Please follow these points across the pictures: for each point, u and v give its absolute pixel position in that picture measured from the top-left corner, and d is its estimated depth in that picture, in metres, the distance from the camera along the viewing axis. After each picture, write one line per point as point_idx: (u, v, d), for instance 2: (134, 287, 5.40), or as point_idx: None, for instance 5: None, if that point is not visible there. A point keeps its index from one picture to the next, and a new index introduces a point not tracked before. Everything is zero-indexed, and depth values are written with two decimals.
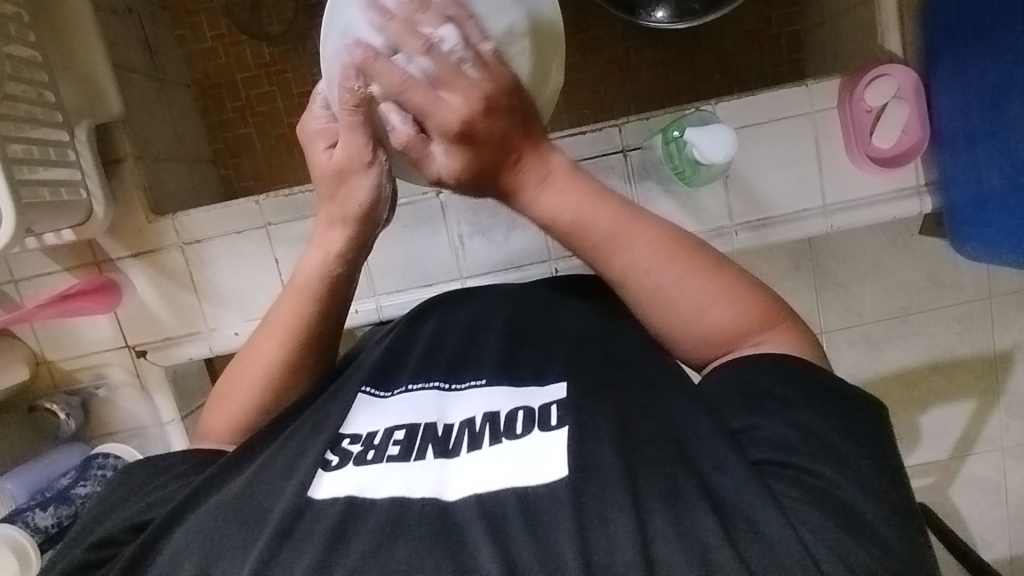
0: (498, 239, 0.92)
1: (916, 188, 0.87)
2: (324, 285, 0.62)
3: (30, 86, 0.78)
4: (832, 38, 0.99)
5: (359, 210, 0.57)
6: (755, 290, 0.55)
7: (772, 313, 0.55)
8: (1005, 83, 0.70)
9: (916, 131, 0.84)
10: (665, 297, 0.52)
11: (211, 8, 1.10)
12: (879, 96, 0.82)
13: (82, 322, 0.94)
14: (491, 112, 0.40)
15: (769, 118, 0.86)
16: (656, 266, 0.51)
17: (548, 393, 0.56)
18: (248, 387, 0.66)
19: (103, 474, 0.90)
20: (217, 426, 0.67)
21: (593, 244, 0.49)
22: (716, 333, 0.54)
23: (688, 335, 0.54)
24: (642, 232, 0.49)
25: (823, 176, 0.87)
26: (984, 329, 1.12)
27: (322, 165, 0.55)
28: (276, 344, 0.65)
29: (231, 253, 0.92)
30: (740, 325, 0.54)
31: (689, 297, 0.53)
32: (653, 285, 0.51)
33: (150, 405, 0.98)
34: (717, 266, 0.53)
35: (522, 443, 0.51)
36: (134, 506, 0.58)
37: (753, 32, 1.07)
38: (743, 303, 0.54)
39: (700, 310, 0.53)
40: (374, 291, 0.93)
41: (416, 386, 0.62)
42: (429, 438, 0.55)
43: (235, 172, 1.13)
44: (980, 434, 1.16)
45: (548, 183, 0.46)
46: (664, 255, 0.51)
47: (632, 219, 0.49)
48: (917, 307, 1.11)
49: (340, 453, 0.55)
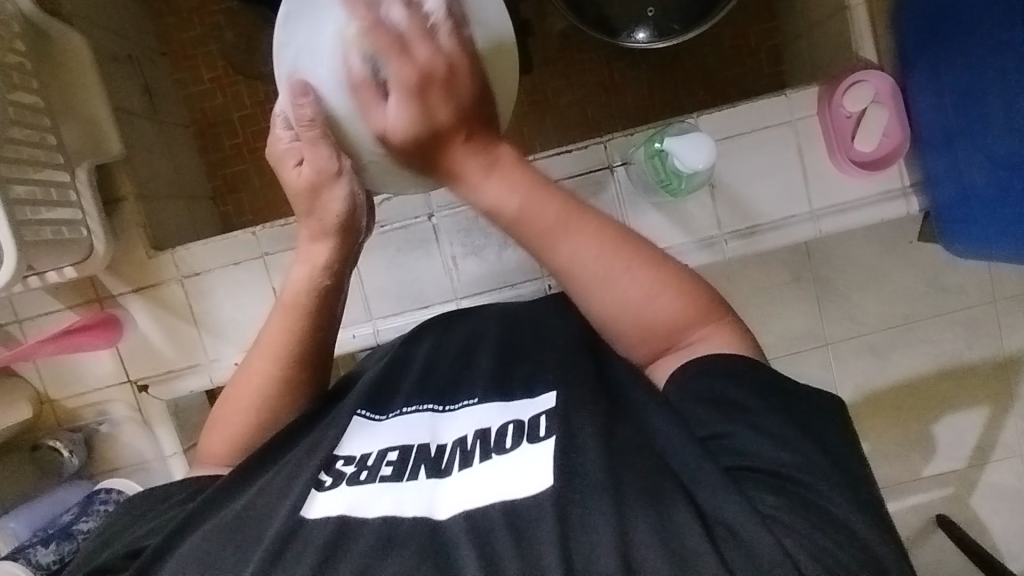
0: (491, 259, 0.93)
1: (899, 190, 0.88)
2: (312, 299, 0.64)
3: (33, 131, 0.81)
4: (810, 50, 1.01)
5: (338, 220, 0.59)
6: (697, 287, 0.56)
7: (712, 307, 0.56)
8: (979, 82, 0.72)
9: (897, 135, 0.85)
10: (604, 284, 0.52)
11: (208, 52, 1.14)
12: (857, 102, 0.84)
13: (84, 358, 0.95)
14: (434, 85, 0.41)
15: (751, 128, 0.87)
16: (600, 256, 0.51)
17: (538, 405, 0.57)
18: (243, 405, 0.67)
19: (105, 508, 0.90)
20: (216, 449, 0.68)
21: (535, 234, 0.49)
22: (660, 327, 0.55)
23: (626, 325, 0.54)
24: (585, 223, 0.50)
25: (808, 181, 0.88)
26: (990, 334, 1.11)
27: (294, 184, 0.57)
28: (269, 362, 0.66)
29: (228, 285, 0.93)
30: (683, 319, 0.55)
31: (625, 285, 0.53)
32: (592, 273, 0.51)
33: (152, 440, 0.99)
34: (655, 260, 0.54)
35: (512, 455, 0.51)
36: (134, 533, 0.59)
37: (733, 48, 1.10)
38: (680, 300, 0.54)
39: (636, 300, 0.53)
40: (370, 316, 0.94)
41: (410, 408, 0.62)
42: (422, 459, 0.55)
43: (234, 207, 1.16)
44: (996, 441, 1.14)
45: (492, 172, 0.46)
46: (607, 246, 0.51)
47: (577, 212, 0.49)
48: (920, 314, 1.10)
49: (333, 474, 0.55)
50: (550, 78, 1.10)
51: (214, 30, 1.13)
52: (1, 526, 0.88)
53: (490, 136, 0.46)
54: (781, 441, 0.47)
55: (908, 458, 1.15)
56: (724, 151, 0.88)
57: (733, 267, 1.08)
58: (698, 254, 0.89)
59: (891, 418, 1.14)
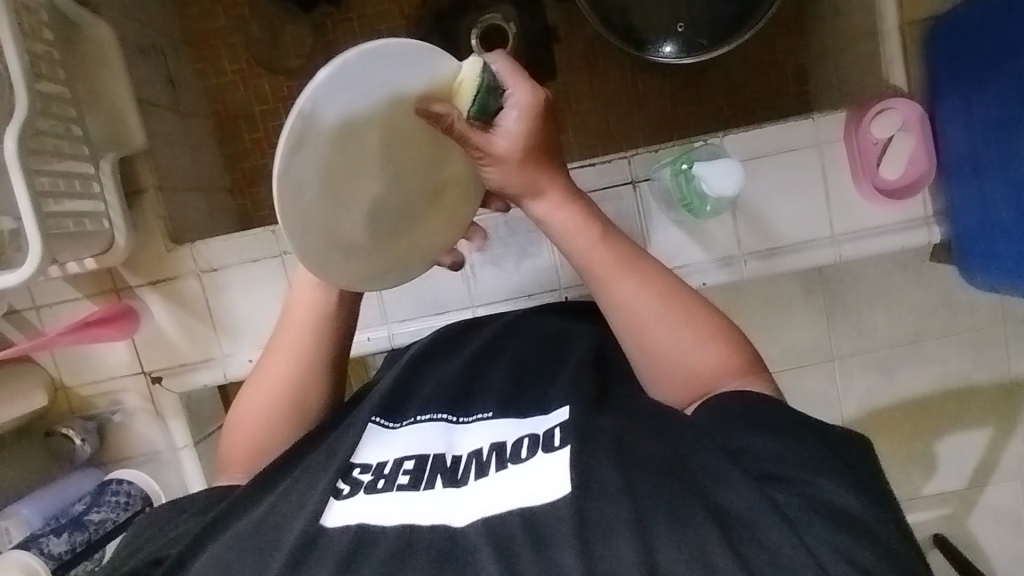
0: (509, 268, 0.93)
1: (922, 219, 0.87)
2: (326, 304, 0.66)
3: (59, 121, 0.81)
4: (837, 71, 1.00)
5: None
6: (737, 339, 0.58)
7: (751, 361, 0.58)
8: (1009, 119, 0.72)
9: (922, 163, 0.85)
10: (656, 325, 0.58)
11: (232, 44, 1.13)
12: (885, 129, 0.83)
13: (102, 349, 0.96)
14: (540, 117, 0.52)
15: (775, 150, 0.87)
16: (653, 299, 0.58)
17: (553, 417, 0.56)
18: (261, 413, 0.67)
19: (118, 500, 0.90)
20: (237, 459, 0.68)
21: (594, 266, 0.58)
22: (700, 375, 0.58)
23: (670, 370, 0.58)
24: (643, 272, 0.58)
25: (830, 206, 0.88)
26: (999, 357, 1.11)
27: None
28: (290, 364, 0.67)
29: (246, 282, 0.94)
30: (721, 364, 0.57)
31: (675, 334, 0.58)
32: (644, 313, 0.58)
33: (164, 431, 0.99)
34: (704, 313, 0.58)
35: (528, 466, 0.51)
36: (151, 546, 0.59)
37: (759, 64, 1.09)
38: (724, 347, 0.58)
39: (683, 347, 0.58)
40: (387, 319, 0.94)
41: (425, 416, 0.62)
42: (438, 470, 0.54)
43: (252, 202, 1.16)
44: (998, 463, 1.14)
45: (568, 205, 0.57)
46: (660, 291, 0.58)
47: (634, 259, 0.59)
48: (930, 333, 1.10)
49: (350, 482, 0.55)
50: (573, 86, 1.09)
51: (239, 23, 1.12)
52: (12, 512, 0.89)
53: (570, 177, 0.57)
54: (787, 453, 0.47)
55: (910, 477, 1.16)
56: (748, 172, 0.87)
57: (745, 283, 1.08)
58: (716, 272, 0.89)
59: (895, 435, 1.14)
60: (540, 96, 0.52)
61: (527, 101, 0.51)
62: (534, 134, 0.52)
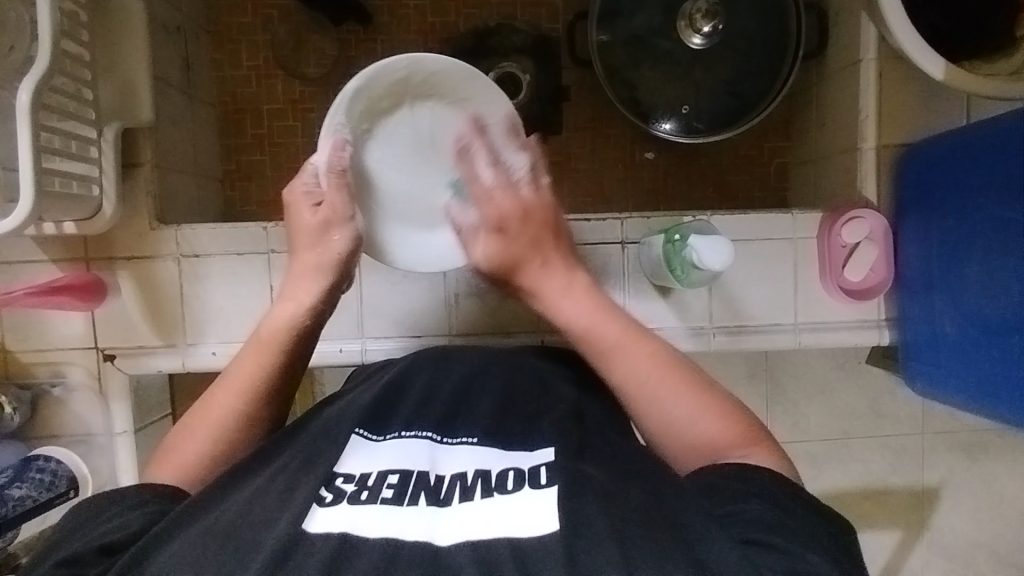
0: (492, 303, 0.95)
1: (875, 322, 0.95)
2: (288, 337, 0.68)
3: (71, 80, 0.80)
4: (814, 176, 1.08)
5: (336, 260, 0.69)
6: (738, 411, 0.62)
7: (754, 431, 0.61)
8: (963, 245, 0.81)
9: (882, 272, 0.93)
10: (657, 399, 0.61)
11: (253, 40, 1.14)
12: (854, 235, 0.91)
13: (58, 318, 0.92)
14: (506, 222, 0.58)
15: (755, 237, 0.94)
16: (655, 375, 0.61)
17: (538, 457, 0.58)
18: (205, 434, 0.67)
19: (40, 478, 0.85)
20: (169, 468, 0.65)
21: (599, 349, 0.61)
22: (703, 445, 0.61)
23: (681, 438, 0.62)
24: (646, 348, 0.62)
25: (797, 296, 0.94)
26: (915, 465, 1.19)
27: (307, 224, 0.69)
28: (238, 397, 0.68)
29: (227, 274, 0.93)
30: (726, 438, 0.60)
31: (676, 405, 0.61)
32: (647, 388, 0.61)
33: (103, 414, 0.95)
34: (705, 387, 0.62)
35: (514, 497, 0.53)
36: (101, 530, 0.56)
37: (746, 156, 1.17)
38: (727, 420, 0.61)
39: (687, 419, 0.61)
40: (362, 333, 0.94)
41: (408, 433, 0.64)
42: (421, 487, 0.56)
43: (240, 195, 1.16)
44: (903, 566, 1.21)
45: (569, 292, 0.61)
46: (664, 367, 0.62)
47: (636, 338, 0.62)
48: (857, 432, 1.18)
49: (333, 491, 0.54)
50: (574, 144, 1.15)
51: (264, 22, 1.14)
52: None
53: (567, 264, 0.61)
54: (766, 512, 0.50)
55: None
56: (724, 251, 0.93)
57: (700, 357, 1.14)
58: (686, 341, 0.94)
59: None
60: (512, 196, 0.59)
61: (489, 209, 0.59)
62: (503, 241, 0.59)
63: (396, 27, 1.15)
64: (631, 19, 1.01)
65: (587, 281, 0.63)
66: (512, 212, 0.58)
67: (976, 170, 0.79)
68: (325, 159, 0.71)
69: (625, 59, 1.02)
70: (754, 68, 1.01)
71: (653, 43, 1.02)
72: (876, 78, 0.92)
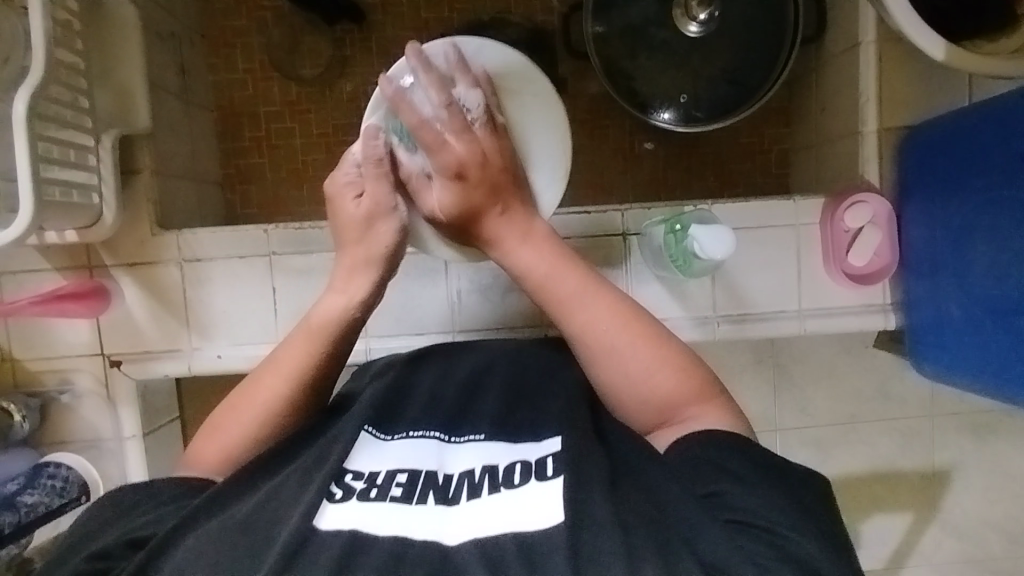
0: (494, 299, 0.95)
1: (881, 306, 0.94)
2: (339, 327, 0.69)
3: (67, 90, 0.80)
4: (815, 161, 1.07)
5: (384, 251, 0.68)
6: (696, 366, 0.63)
7: (709, 388, 0.63)
8: (968, 226, 0.81)
9: (886, 255, 0.92)
10: (610, 355, 0.62)
11: (248, 43, 1.14)
12: (857, 220, 0.91)
13: (63, 326, 0.93)
14: (468, 172, 0.58)
15: (758, 224, 0.93)
16: (610, 328, 0.62)
17: (546, 449, 0.58)
18: (250, 417, 0.69)
19: (53, 484, 0.85)
20: (210, 452, 0.68)
21: (554, 299, 0.61)
22: (661, 400, 0.63)
23: (636, 395, 0.63)
24: (605, 297, 0.62)
25: (801, 283, 0.94)
26: (925, 446, 1.18)
27: (350, 215, 0.67)
28: (286, 381, 0.69)
29: (229, 277, 0.93)
30: (679, 394, 0.63)
31: (631, 360, 0.62)
32: (602, 342, 0.62)
33: (113, 420, 0.95)
34: (660, 340, 0.63)
35: (521, 490, 0.53)
36: (111, 534, 0.57)
37: (746, 144, 1.16)
38: (681, 376, 0.63)
39: (642, 374, 0.62)
40: (366, 332, 0.95)
41: (416, 433, 0.64)
42: (429, 486, 0.56)
43: (240, 198, 1.16)
44: (915, 548, 1.21)
45: (527, 239, 0.61)
46: (619, 317, 0.62)
47: (593, 288, 0.62)
48: (865, 416, 1.17)
49: (343, 487, 0.55)
50: (574, 138, 1.15)
51: (259, 25, 1.14)
52: None
53: (527, 216, 0.61)
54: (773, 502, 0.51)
55: None
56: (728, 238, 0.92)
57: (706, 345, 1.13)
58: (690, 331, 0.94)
59: None
60: (472, 141, 0.57)
61: (447, 158, 0.57)
62: (456, 196, 0.59)
63: (391, 25, 1.14)
64: (627, 9, 1.01)
65: (547, 230, 0.62)
66: (474, 161, 0.57)
67: (982, 148, 0.78)
68: (361, 147, 0.67)
69: (622, 50, 1.01)
70: (751, 55, 1.00)
71: (650, 33, 1.01)
72: (876, 62, 0.91)
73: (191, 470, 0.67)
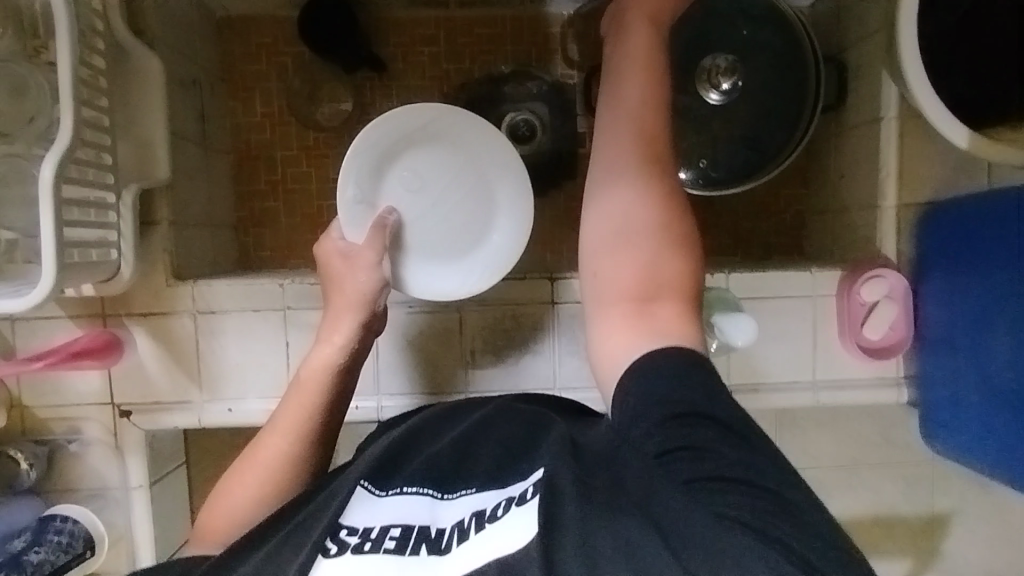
0: (508, 361, 0.94)
1: (894, 380, 0.93)
2: (328, 375, 0.76)
3: (92, 149, 0.80)
4: (830, 226, 1.07)
5: (366, 298, 0.79)
6: (689, 271, 0.62)
7: (687, 297, 0.62)
8: (989, 312, 0.83)
9: (902, 330, 0.91)
10: (633, 184, 0.64)
11: (267, 88, 1.15)
12: (873, 294, 0.90)
13: (75, 377, 0.92)
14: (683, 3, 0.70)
15: (773, 295, 0.93)
16: (637, 176, 0.64)
17: (530, 478, 0.58)
18: (249, 484, 0.73)
19: (59, 540, 0.86)
20: (218, 524, 0.73)
21: (627, 91, 0.66)
22: (640, 275, 0.62)
23: (626, 232, 0.63)
24: (648, 149, 0.64)
25: (816, 355, 0.93)
26: (926, 493, 1.17)
27: (338, 271, 0.79)
28: (281, 442, 0.74)
29: (242, 331, 0.93)
30: (660, 278, 0.62)
31: (641, 210, 0.63)
32: (628, 171, 0.64)
33: (120, 469, 0.95)
34: (678, 219, 0.63)
35: (504, 529, 0.54)
36: None
37: (761, 203, 1.16)
38: (671, 263, 0.62)
39: (641, 224, 0.63)
40: (377, 390, 0.94)
41: (411, 488, 0.63)
42: (422, 538, 0.57)
43: (254, 242, 1.16)
44: None
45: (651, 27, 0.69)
46: (654, 169, 0.64)
47: (652, 129, 0.65)
48: (866, 460, 1.17)
49: (338, 542, 0.57)
50: None
51: (279, 70, 1.14)
52: None
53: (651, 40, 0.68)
54: None
55: None
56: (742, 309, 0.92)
57: None
58: None
59: None
60: None
61: None
62: None
63: (411, 74, 1.15)
64: None
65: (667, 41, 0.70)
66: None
67: (1001, 238, 0.82)
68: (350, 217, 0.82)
69: None
70: (771, 121, 1.01)
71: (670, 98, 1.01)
72: (898, 137, 0.91)
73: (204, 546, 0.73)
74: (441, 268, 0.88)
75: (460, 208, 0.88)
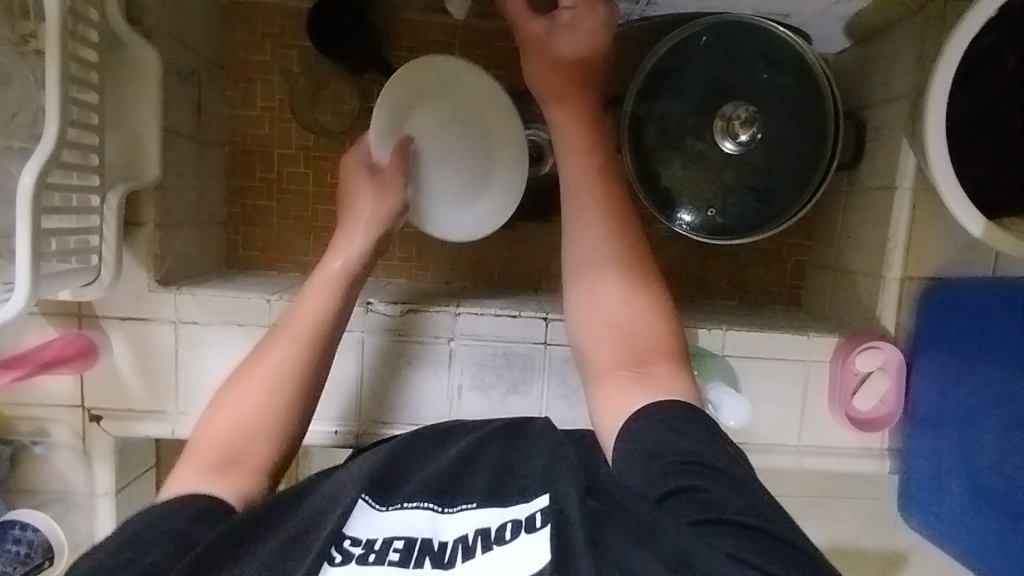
0: (495, 398, 0.93)
1: (879, 451, 0.94)
2: (344, 283, 0.79)
3: (78, 151, 0.76)
4: (830, 283, 1.07)
5: (387, 214, 0.84)
6: (670, 335, 0.72)
7: (673, 354, 0.71)
8: (976, 413, 0.86)
9: (891, 403, 0.91)
10: (599, 267, 0.75)
11: (269, 81, 1.09)
12: (868, 365, 0.89)
13: (45, 379, 0.89)
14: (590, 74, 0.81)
15: (770, 355, 0.92)
16: (598, 252, 0.76)
17: (534, 503, 0.59)
18: (257, 388, 0.72)
19: (16, 551, 0.84)
20: (215, 440, 0.69)
21: (579, 190, 0.78)
22: (634, 344, 0.71)
23: (612, 315, 0.73)
24: (605, 226, 0.77)
25: (804, 419, 0.93)
26: (889, 528, 1.17)
27: (362, 181, 0.85)
28: (292, 349, 0.74)
29: (223, 344, 0.89)
30: (651, 344, 0.71)
31: (609, 287, 0.75)
32: (590, 256, 0.76)
33: (87, 474, 0.92)
34: (649, 292, 0.74)
35: (510, 550, 0.54)
36: None
37: (764, 250, 1.15)
38: (657, 334, 0.72)
39: (617, 299, 0.74)
40: (359, 417, 0.93)
41: (413, 502, 0.61)
42: (426, 551, 0.56)
43: (243, 241, 1.12)
44: None
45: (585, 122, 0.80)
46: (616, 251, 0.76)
47: (610, 211, 0.77)
48: (832, 492, 1.18)
49: (344, 552, 0.55)
50: None
51: (283, 64, 1.09)
52: None
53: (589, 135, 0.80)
54: None
55: None
56: (733, 367, 0.91)
57: None
58: None
59: None
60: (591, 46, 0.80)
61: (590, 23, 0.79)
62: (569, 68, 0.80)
63: None
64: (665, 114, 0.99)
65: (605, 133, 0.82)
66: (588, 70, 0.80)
67: (1001, 346, 0.83)
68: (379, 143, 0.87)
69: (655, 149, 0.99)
70: (784, 176, 0.99)
71: (685, 141, 0.99)
72: (910, 210, 0.90)
73: (187, 482, 0.65)
74: (452, 211, 0.92)
75: (455, 171, 0.91)
